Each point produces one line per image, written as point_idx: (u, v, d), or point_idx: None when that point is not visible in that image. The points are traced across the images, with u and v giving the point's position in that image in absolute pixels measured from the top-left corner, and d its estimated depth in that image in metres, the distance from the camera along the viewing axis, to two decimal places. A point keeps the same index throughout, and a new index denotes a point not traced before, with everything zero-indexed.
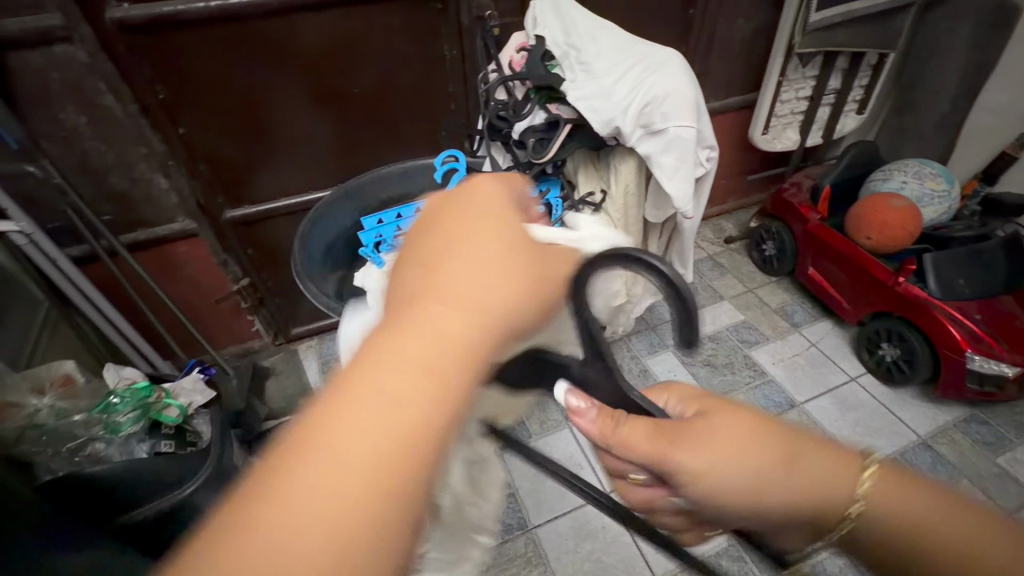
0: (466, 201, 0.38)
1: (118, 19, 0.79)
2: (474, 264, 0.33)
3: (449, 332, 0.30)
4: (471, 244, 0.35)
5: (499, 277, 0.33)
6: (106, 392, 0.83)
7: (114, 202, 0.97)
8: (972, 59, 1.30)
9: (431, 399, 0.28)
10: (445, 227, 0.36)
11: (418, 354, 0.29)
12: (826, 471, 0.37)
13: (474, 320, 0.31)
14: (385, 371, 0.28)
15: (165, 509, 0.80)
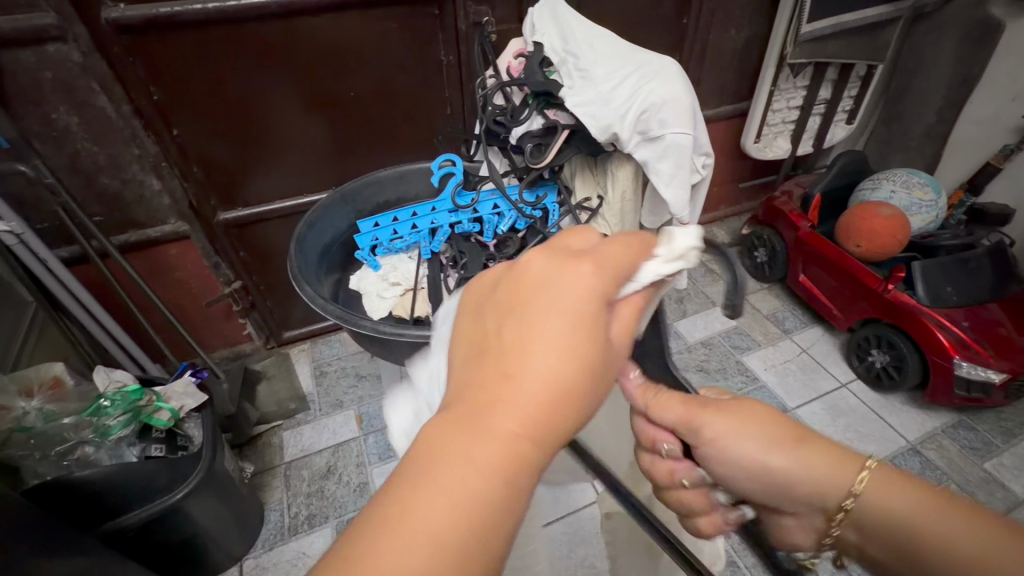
0: (555, 283, 0.31)
1: (114, 19, 0.79)
2: (553, 362, 0.29)
3: (521, 440, 0.28)
4: (551, 330, 0.30)
5: (567, 385, 0.30)
6: (95, 395, 0.81)
7: (106, 203, 0.96)
8: (958, 72, 1.33)
9: (504, 514, 0.26)
10: (520, 294, 0.31)
11: (479, 478, 0.26)
12: (826, 461, 0.38)
13: (539, 441, 0.29)
14: (444, 494, 0.26)
15: (155, 514, 0.78)
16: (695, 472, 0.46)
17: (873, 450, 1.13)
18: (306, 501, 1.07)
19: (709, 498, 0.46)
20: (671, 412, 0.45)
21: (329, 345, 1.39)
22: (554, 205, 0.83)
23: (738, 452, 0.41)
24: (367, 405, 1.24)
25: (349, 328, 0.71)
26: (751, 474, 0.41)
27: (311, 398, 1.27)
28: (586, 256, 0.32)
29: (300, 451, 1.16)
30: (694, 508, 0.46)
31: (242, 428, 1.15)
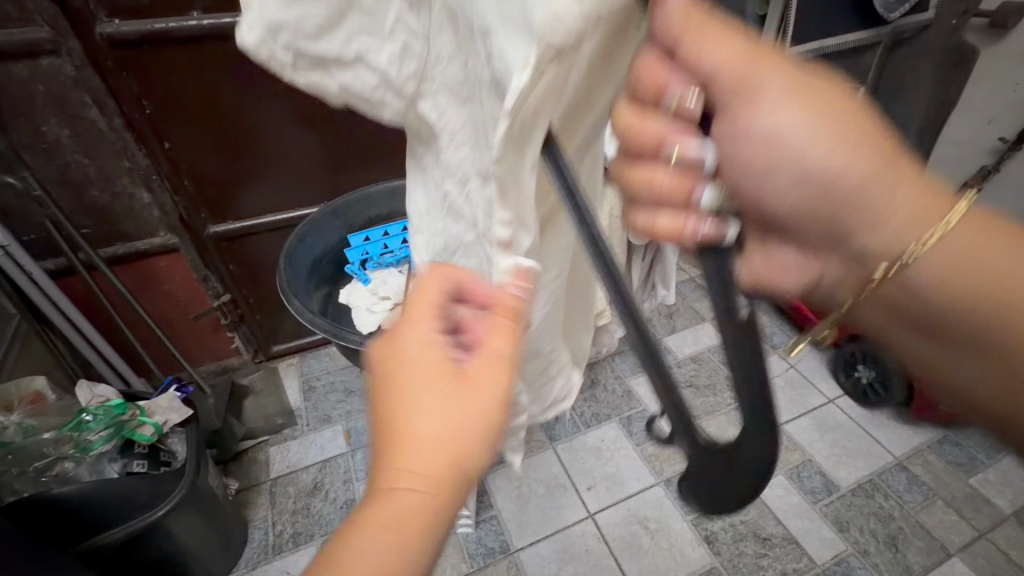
0: (402, 361, 0.39)
1: (108, 34, 0.79)
2: (434, 431, 0.36)
3: (417, 494, 0.35)
4: (423, 400, 0.37)
5: (448, 426, 0.36)
6: (78, 409, 0.80)
7: (94, 214, 0.95)
8: (936, 96, 1.38)
9: (409, 552, 0.34)
10: (399, 385, 0.38)
11: (387, 533, 0.34)
12: (910, 201, 0.31)
13: (434, 482, 0.35)
14: (360, 553, 0.33)
15: (136, 531, 0.77)
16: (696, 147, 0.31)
17: (861, 466, 1.14)
18: (292, 519, 1.05)
19: (690, 195, 0.32)
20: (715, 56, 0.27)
21: (319, 359, 1.38)
22: None
23: (777, 131, 0.30)
24: (355, 421, 1.23)
25: (339, 343, 0.70)
26: (914, 249, 0.31)
27: (299, 413, 1.25)
28: (415, 338, 0.39)
29: (287, 467, 1.14)
30: (663, 201, 0.33)
31: (227, 443, 1.13)
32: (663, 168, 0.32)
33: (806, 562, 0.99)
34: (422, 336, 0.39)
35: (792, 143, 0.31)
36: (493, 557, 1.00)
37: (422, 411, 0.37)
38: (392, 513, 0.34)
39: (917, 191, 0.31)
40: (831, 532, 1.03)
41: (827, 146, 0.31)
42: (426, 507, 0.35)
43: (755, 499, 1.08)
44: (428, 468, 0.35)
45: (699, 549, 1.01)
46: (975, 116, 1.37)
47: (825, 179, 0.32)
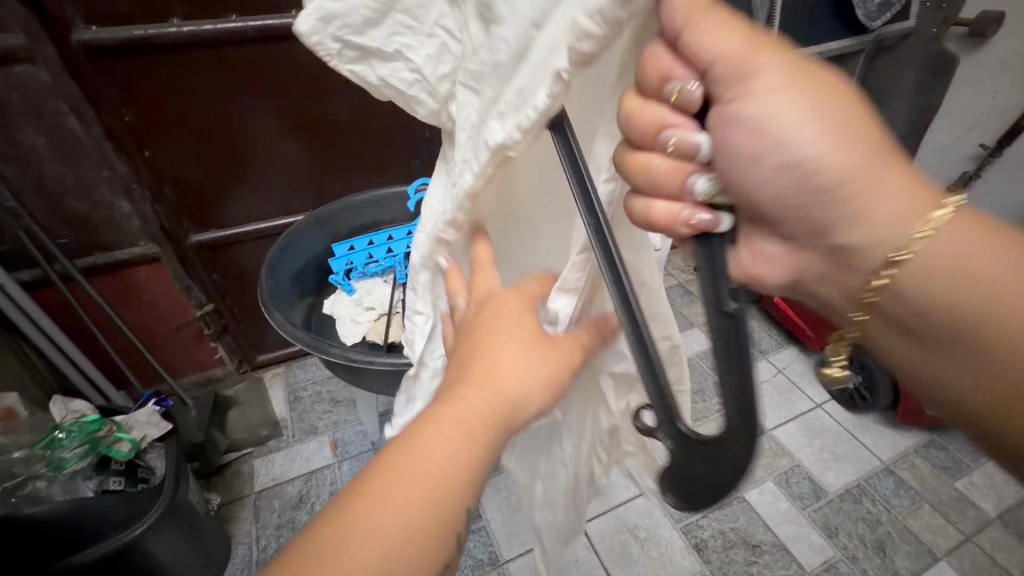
0: (494, 311, 0.41)
1: (86, 41, 0.78)
2: (515, 376, 0.38)
3: (480, 420, 0.36)
4: (512, 346, 0.39)
5: (528, 367, 0.39)
6: (52, 426, 0.78)
7: (72, 225, 0.93)
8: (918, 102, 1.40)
9: (471, 463, 0.36)
10: (489, 328, 0.39)
11: (454, 449, 0.35)
12: (895, 202, 0.30)
13: (501, 411, 0.37)
14: (430, 450, 0.35)
15: (110, 551, 0.74)
16: (692, 135, 0.30)
17: (849, 470, 1.14)
18: (277, 533, 1.03)
19: (684, 181, 0.31)
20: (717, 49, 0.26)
21: (305, 369, 1.36)
22: None
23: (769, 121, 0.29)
24: (342, 431, 1.21)
25: (320, 355, 0.69)
26: (905, 251, 0.31)
27: (285, 424, 1.23)
28: (510, 294, 0.41)
29: (272, 479, 1.12)
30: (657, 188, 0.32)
31: (209, 456, 1.11)
32: (659, 154, 0.31)
33: (796, 569, 0.99)
34: (524, 295, 0.41)
35: (779, 127, 0.29)
36: (481, 569, 0.98)
37: (504, 352, 0.39)
38: (457, 426, 0.36)
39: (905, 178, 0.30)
40: (820, 538, 1.03)
41: (821, 130, 0.29)
42: (483, 436, 0.36)
43: (745, 506, 1.08)
44: (488, 410, 0.37)
45: (689, 558, 1.00)
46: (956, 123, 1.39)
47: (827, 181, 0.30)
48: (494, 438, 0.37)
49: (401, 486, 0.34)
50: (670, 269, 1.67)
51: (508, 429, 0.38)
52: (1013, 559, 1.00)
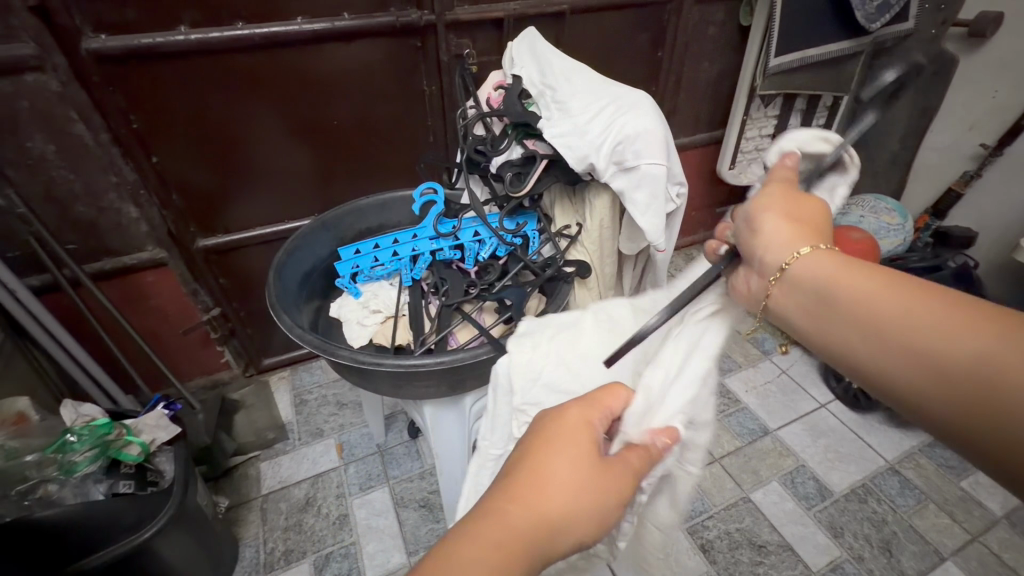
0: (557, 432, 0.42)
1: (95, 49, 0.79)
2: (566, 489, 0.39)
3: (521, 533, 0.37)
4: (566, 466, 0.40)
5: (586, 493, 0.39)
6: (62, 430, 0.78)
7: (80, 231, 0.94)
8: (918, 104, 1.40)
9: None
10: (546, 434, 0.42)
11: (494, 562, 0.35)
12: (782, 234, 0.45)
13: (542, 527, 0.38)
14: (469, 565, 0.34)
15: (119, 555, 0.75)
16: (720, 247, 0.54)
17: (854, 470, 1.14)
18: (283, 536, 1.04)
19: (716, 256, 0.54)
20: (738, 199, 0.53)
21: (310, 372, 1.37)
22: (534, 233, 0.85)
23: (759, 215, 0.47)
24: (348, 434, 1.22)
25: (327, 357, 0.69)
26: (792, 259, 0.43)
27: (291, 427, 1.24)
28: (574, 408, 0.43)
29: (278, 482, 1.13)
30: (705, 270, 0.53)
31: (216, 459, 1.11)
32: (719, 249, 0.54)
33: (802, 569, 0.99)
34: (586, 413, 0.43)
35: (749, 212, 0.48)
36: None
37: (560, 463, 0.40)
38: (501, 530, 0.37)
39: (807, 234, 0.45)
40: (826, 538, 1.03)
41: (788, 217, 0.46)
42: (520, 551, 0.37)
43: (750, 507, 1.08)
44: (528, 532, 0.37)
45: (695, 558, 1.00)
46: (957, 123, 1.39)
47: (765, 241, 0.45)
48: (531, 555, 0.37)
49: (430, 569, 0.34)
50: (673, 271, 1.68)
51: (546, 551, 0.38)
52: (1020, 559, 1.00)
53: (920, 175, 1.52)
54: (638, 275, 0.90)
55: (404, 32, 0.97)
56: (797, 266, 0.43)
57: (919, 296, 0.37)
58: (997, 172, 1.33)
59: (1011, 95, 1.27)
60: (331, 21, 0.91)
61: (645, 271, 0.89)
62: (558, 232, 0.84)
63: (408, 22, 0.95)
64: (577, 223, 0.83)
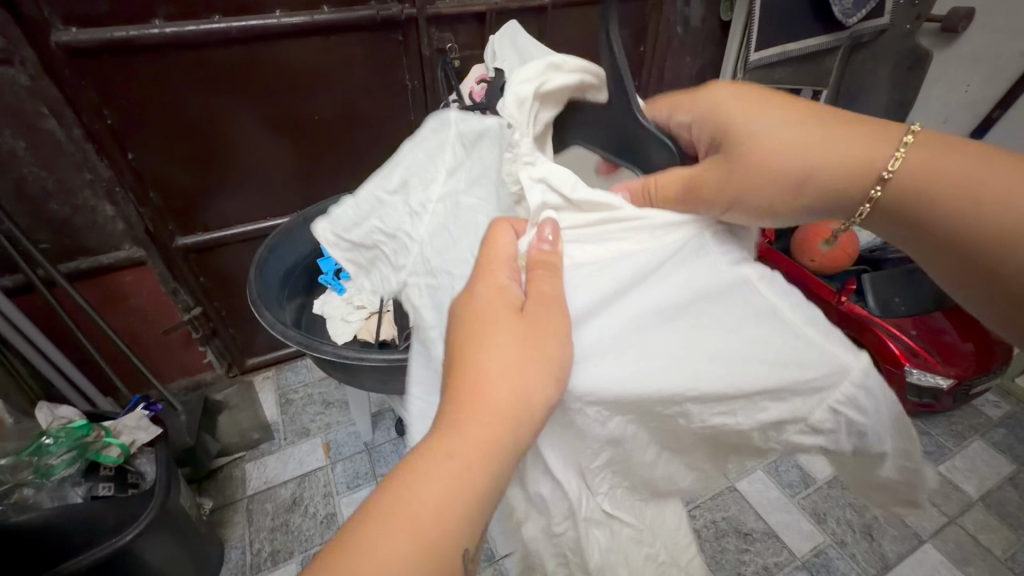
0: (482, 308, 0.39)
1: (65, 42, 0.77)
2: (518, 365, 0.37)
3: (483, 434, 0.35)
4: (497, 344, 0.37)
5: (523, 370, 0.37)
6: (38, 433, 0.77)
7: (55, 229, 0.92)
8: (894, 97, 1.41)
9: (463, 498, 0.33)
10: (482, 328, 0.38)
11: (447, 480, 0.33)
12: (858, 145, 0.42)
13: (495, 418, 0.35)
14: (424, 490, 0.32)
15: (101, 558, 0.73)
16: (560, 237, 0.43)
17: None
18: (270, 536, 1.03)
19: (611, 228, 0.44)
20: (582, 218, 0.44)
21: (295, 372, 1.36)
22: None
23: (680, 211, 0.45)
24: (335, 433, 1.21)
25: (312, 354, 0.68)
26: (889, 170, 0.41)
27: (276, 427, 1.22)
28: (482, 275, 0.40)
29: (263, 483, 1.11)
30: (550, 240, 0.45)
31: (200, 462, 1.09)
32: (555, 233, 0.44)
33: (787, 555, 1.01)
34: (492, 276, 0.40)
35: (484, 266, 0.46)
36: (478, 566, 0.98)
37: (504, 343, 0.37)
38: (460, 451, 0.34)
39: (857, 126, 0.42)
40: (809, 524, 1.05)
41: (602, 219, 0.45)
42: (486, 452, 0.34)
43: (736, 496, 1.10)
44: (481, 439, 0.34)
45: None
46: (932, 117, 1.43)
47: (795, 158, 0.42)
48: (506, 438, 0.36)
49: (399, 534, 0.31)
50: None
51: (518, 430, 0.36)
52: (995, 540, 1.03)
53: None
54: None
55: (386, 26, 0.96)
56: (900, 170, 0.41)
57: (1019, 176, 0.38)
58: None
59: (982, 89, 1.31)
60: (311, 15, 0.89)
61: None
62: None
63: (388, 16, 0.94)
64: None
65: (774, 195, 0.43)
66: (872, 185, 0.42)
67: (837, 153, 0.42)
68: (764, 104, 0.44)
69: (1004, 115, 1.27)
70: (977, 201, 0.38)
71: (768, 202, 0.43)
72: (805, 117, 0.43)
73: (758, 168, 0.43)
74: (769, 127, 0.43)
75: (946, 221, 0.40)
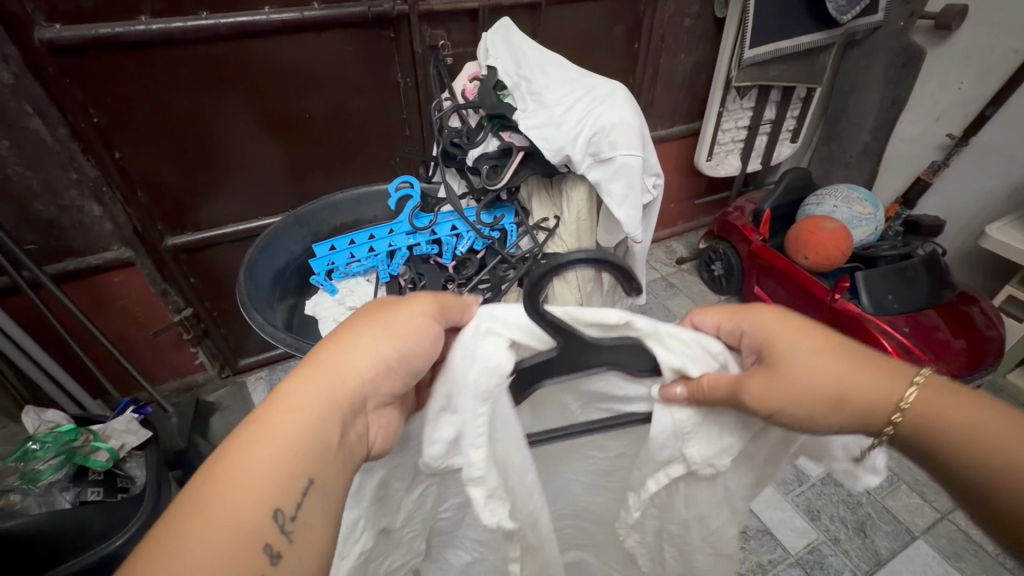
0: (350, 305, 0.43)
1: (49, 39, 0.75)
2: (377, 354, 0.38)
3: (315, 402, 0.35)
4: (353, 333, 0.39)
5: (368, 340, 0.38)
6: (24, 438, 0.76)
7: (40, 230, 0.90)
8: (888, 94, 1.40)
9: (302, 452, 0.33)
10: (339, 328, 0.40)
11: (283, 429, 0.34)
12: (876, 385, 0.39)
13: (333, 383, 0.37)
14: (256, 439, 0.33)
15: (92, 564, 0.72)
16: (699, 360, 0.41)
17: None
18: None
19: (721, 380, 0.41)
20: (718, 383, 0.40)
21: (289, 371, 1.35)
22: (512, 226, 0.85)
23: (810, 361, 0.39)
24: None
25: (302, 356, 0.67)
26: (899, 411, 0.38)
27: None
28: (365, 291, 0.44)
29: None
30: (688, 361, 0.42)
31: (192, 465, 1.08)
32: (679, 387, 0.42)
33: (781, 552, 1.01)
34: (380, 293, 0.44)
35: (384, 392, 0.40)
36: None
37: (381, 336, 0.39)
38: (281, 426, 0.34)
39: (882, 365, 0.40)
40: (804, 522, 1.05)
41: (719, 391, 0.40)
42: (323, 414, 0.35)
43: None
44: (320, 401, 0.36)
45: None
46: (926, 114, 1.43)
47: (832, 390, 0.39)
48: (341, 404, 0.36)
49: (215, 506, 0.30)
50: (653, 262, 1.71)
51: (352, 406, 0.37)
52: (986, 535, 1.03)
53: (891, 165, 1.56)
54: (618, 266, 0.90)
55: (377, 23, 0.95)
56: (910, 411, 0.38)
57: (984, 409, 0.37)
58: (964, 161, 1.37)
59: (976, 86, 1.31)
60: (301, 11, 0.88)
61: (624, 263, 0.89)
62: (536, 225, 0.83)
63: (380, 12, 0.93)
64: (555, 216, 0.84)
65: (812, 415, 0.39)
66: (890, 412, 0.39)
67: (868, 375, 0.39)
68: (807, 330, 0.41)
69: (998, 112, 1.27)
70: (992, 440, 0.36)
71: (809, 417, 0.39)
72: (807, 332, 0.41)
73: (801, 407, 0.39)
74: (816, 394, 0.39)
75: (951, 460, 0.37)
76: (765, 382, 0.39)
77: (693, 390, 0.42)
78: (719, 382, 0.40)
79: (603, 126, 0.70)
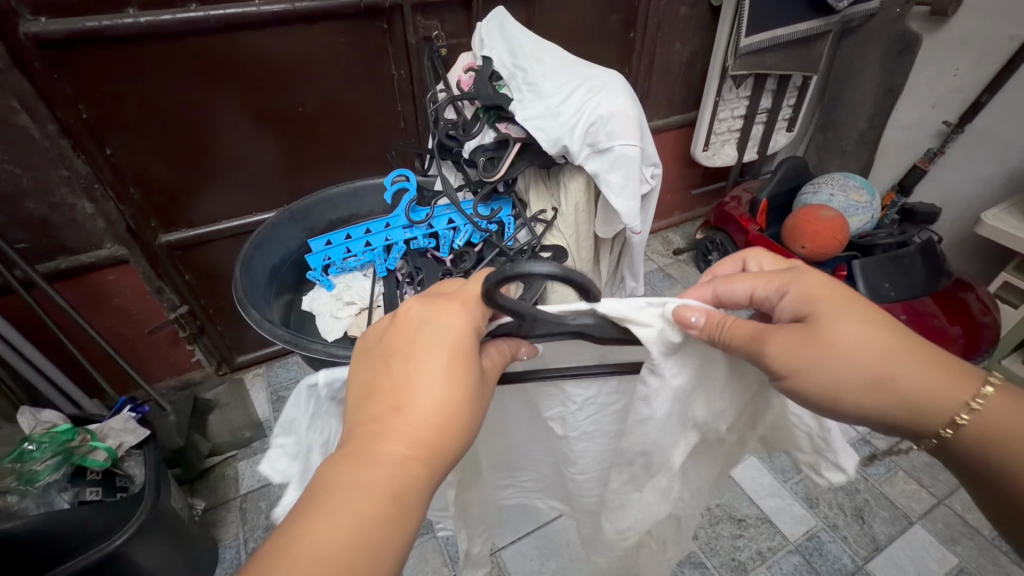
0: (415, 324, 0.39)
1: (34, 33, 0.74)
2: (455, 403, 0.37)
3: (397, 463, 0.34)
4: (430, 375, 0.36)
5: (445, 387, 0.36)
6: (20, 439, 0.74)
7: (31, 228, 0.89)
8: (883, 82, 1.39)
9: (390, 521, 0.33)
10: (413, 367, 0.37)
11: (371, 489, 0.33)
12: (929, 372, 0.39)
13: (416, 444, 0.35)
14: (343, 502, 0.32)
15: (92, 563, 0.71)
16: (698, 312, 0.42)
17: None
18: (264, 534, 1.02)
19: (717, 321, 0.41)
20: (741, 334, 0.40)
21: (286, 368, 1.34)
22: (509, 218, 0.86)
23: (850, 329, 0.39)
24: None
25: (300, 352, 0.67)
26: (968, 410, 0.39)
27: (268, 424, 1.21)
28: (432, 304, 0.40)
29: (257, 481, 1.10)
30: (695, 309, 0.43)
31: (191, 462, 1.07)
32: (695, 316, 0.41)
33: (780, 539, 1.02)
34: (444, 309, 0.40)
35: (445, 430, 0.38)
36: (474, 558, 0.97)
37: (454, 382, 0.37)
38: (363, 494, 0.33)
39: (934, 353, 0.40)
40: (802, 509, 1.06)
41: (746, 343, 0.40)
42: (406, 475, 0.34)
43: (730, 482, 1.10)
44: (399, 460, 0.34)
45: None
46: (921, 101, 1.42)
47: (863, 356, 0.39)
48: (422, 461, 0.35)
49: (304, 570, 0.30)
50: (650, 253, 1.71)
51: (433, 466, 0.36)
52: (982, 519, 1.04)
53: (887, 153, 1.55)
54: (616, 258, 0.89)
55: (369, 14, 0.94)
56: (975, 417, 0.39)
57: None
58: (960, 148, 1.37)
59: (972, 72, 1.30)
60: (292, 2, 0.87)
61: (622, 254, 0.88)
62: (534, 217, 0.83)
63: (372, 3, 0.92)
64: (553, 208, 0.83)
65: (843, 381, 0.39)
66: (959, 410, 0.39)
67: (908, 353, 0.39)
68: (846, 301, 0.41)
69: (993, 99, 1.27)
70: None
71: (838, 382, 0.39)
72: (847, 301, 0.41)
73: (834, 370, 0.39)
74: (842, 363, 0.39)
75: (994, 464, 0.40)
76: (793, 340, 0.40)
77: (710, 324, 0.41)
78: (740, 333, 0.40)
79: (603, 114, 0.70)
